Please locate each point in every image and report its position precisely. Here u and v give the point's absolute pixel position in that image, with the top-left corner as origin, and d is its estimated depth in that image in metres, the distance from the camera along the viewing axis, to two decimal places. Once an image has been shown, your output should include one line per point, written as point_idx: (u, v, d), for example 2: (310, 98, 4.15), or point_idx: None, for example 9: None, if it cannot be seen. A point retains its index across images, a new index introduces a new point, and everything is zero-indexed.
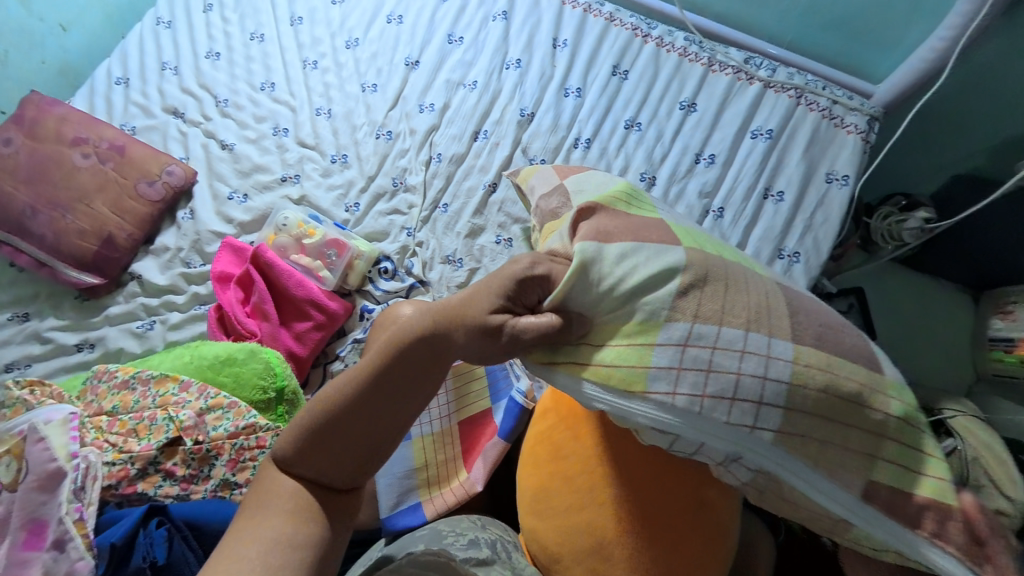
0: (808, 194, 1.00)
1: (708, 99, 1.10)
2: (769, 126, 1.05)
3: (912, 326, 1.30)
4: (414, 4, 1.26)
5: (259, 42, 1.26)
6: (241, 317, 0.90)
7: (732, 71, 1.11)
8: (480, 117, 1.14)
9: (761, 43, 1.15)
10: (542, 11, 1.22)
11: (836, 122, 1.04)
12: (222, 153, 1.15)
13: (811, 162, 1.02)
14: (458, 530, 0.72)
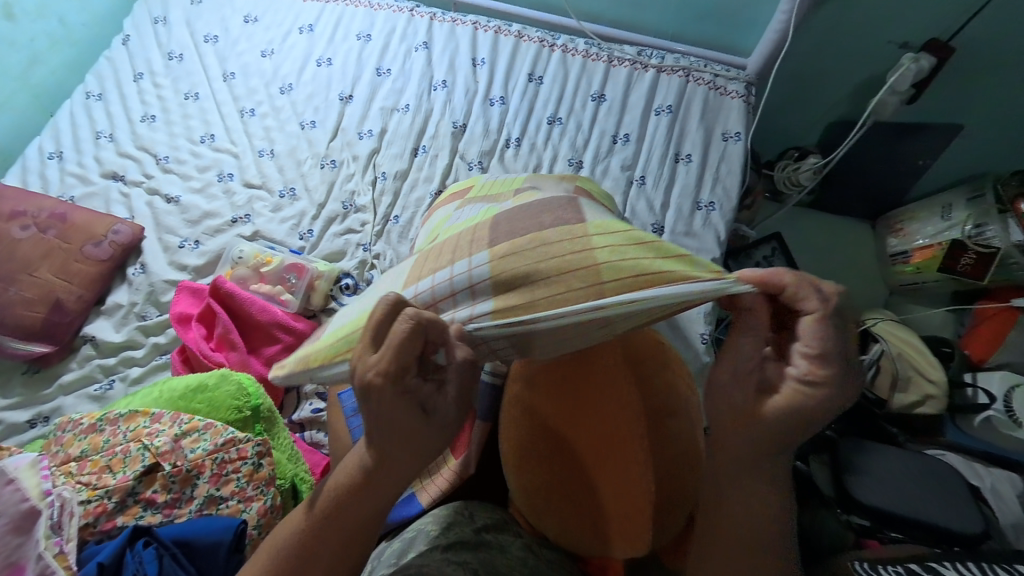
0: (711, 153, 1.16)
1: (614, 89, 1.25)
2: (669, 103, 1.21)
3: (830, 257, 1.47)
4: (341, 48, 1.37)
5: (195, 100, 1.32)
6: (207, 351, 0.91)
7: (629, 63, 1.27)
8: (417, 134, 1.24)
9: (649, 38, 1.34)
10: (459, 37, 1.36)
11: (721, 91, 1.22)
12: (168, 206, 1.17)
13: (708, 126, 1.18)
14: (445, 522, 0.72)
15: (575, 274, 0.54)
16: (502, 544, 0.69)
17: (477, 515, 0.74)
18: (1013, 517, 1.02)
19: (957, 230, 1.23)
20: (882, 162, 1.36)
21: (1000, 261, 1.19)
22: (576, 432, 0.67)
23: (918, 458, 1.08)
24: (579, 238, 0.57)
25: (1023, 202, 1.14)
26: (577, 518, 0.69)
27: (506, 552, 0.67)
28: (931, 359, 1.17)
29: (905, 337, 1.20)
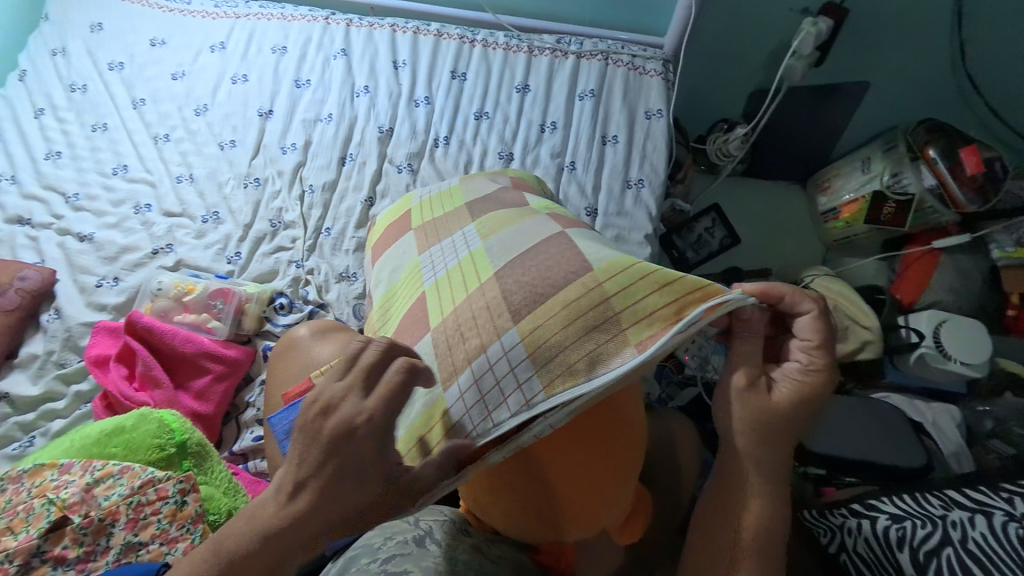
0: (637, 132, 1.17)
1: (537, 79, 1.25)
2: (591, 87, 1.22)
3: (768, 221, 1.52)
4: (256, 63, 1.32)
5: (103, 132, 1.25)
6: (129, 392, 0.86)
7: (550, 52, 1.27)
8: (343, 143, 1.21)
9: (568, 25, 1.34)
10: (378, 41, 1.33)
11: (640, 71, 1.23)
12: (82, 245, 1.10)
13: (631, 106, 1.20)
14: (390, 533, 0.72)
15: (604, 329, 0.55)
16: (449, 550, 0.69)
17: (422, 521, 0.74)
18: (953, 446, 1.07)
19: (878, 182, 1.29)
20: (804, 125, 1.41)
21: (917, 207, 1.26)
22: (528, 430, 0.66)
23: (865, 403, 1.12)
24: (589, 286, 0.57)
25: (931, 147, 1.21)
26: (526, 514, 0.69)
27: (452, 558, 0.67)
28: (864, 307, 1.21)
29: (840, 291, 1.24)
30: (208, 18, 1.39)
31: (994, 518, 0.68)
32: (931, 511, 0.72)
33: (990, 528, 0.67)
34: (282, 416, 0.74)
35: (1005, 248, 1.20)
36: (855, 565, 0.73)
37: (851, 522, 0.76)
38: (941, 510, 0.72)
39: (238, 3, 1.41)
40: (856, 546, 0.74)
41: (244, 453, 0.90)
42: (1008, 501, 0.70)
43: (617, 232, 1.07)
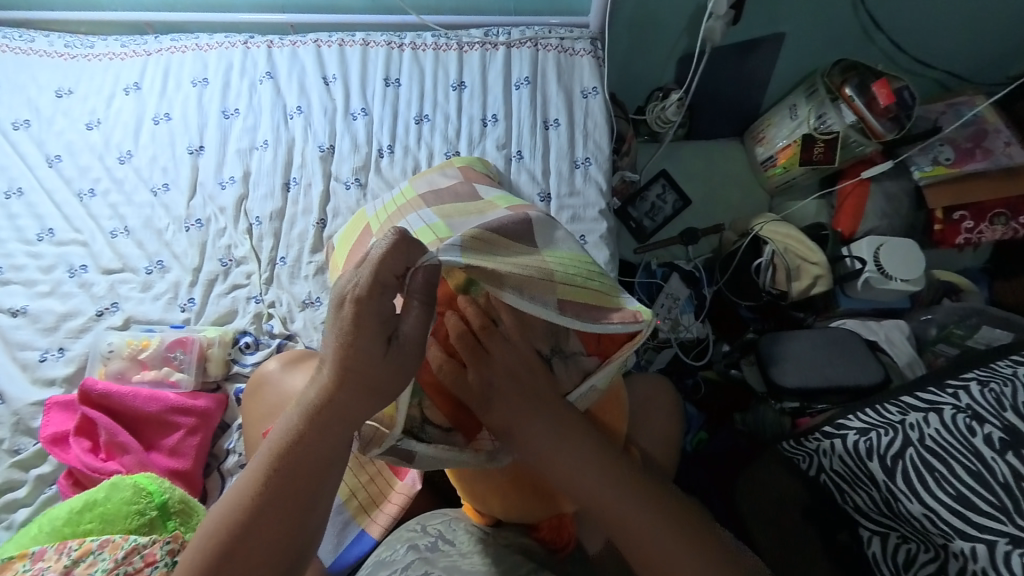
0: (576, 112, 1.19)
1: (471, 74, 1.24)
2: (525, 75, 1.23)
3: (714, 178, 1.58)
4: (176, 99, 1.26)
5: (18, 197, 1.16)
6: (95, 464, 0.81)
7: (479, 46, 1.26)
8: (284, 167, 1.17)
9: (494, 17, 1.34)
10: (302, 59, 1.28)
11: (570, 52, 1.25)
12: (15, 321, 1.03)
13: (567, 87, 1.21)
14: (397, 543, 0.73)
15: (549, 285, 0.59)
16: (460, 547, 0.71)
17: (429, 526, 0.76)
18: (907, 357, 1.19)
19: (805, 125, 1.36)
20: (732, 81, 1.47)
21: (844, 143, 1.34)
22: None
23: (823, 332, 1.20)
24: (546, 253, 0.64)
25: (846, 87, 1.30)
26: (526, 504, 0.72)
27: (465, 554, 0.69)
28: (810, 244, 1.28)
29: (788, 233, 1.31)
30: (116, 59, 1.31)
31: (944, 413, 0.74)
32: (891, 418, 0.78)
33: (942, 423, 0.73)
34: None
35: (924, 168, 1.30)
36: (834, 481, 0.81)
37: (823, 445, 0.83)
38: (900, 416, 0.78)
39: (144, 38, 1.33)
40: (832, 464, 0.81)
41: None
42: (953, 395, 0.76)
43: (572, 212, 1.09)
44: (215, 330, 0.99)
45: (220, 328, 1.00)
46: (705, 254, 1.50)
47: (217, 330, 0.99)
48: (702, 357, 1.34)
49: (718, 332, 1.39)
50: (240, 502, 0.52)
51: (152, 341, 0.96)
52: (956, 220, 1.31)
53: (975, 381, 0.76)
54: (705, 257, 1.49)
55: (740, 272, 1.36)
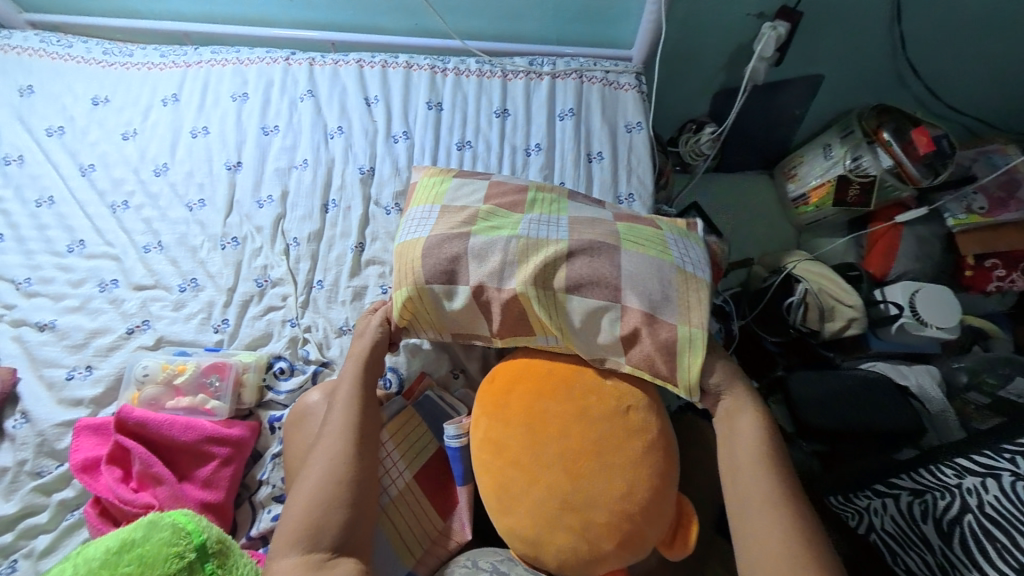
0: (619, 146, 1.20)
1: (515, 102, 1.25)
2: (570, 106, 1.24)
3: (743, 212, 1.59)
4: (214, 114, 1.24)
5: (48, 206, 1.13)
6: (128, 495, 0.79)
7: (523, 75, 1.27)
8: (323, 189, 1.16)
9: (536, 46, 1.34)
10: (344, 78, 1.28)
11: (614, 86, 1.26)
12: (42, 335, 1.00)
13: (610, 121, 1.22)
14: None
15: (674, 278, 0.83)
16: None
17: (481, 561, 0.76)
18: (938, 405, 1.15)
19: (840, 166, 1.37)
20: (766, 118, 1.48)
21: (878, 186, 1.35)
22: (544, 453, 0.72)
23: (854, 373, 1.19)
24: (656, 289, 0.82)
25: (883, 132, 1.31)
26: (579, 548, 0.69)
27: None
28: (843, 285, 1.28)
29: (822, 273, 1.30)
30: (154, 69, 1.30)
31: (1003, 479, 0.72)
32: (948, 481, 0.77)
33: (1001, 489, 0.71)
34: None
35: (958, 216, 1.31)
36: (883, 543, 0.79)
37: (875, 505, 0.84)
38: (956, 480, 0.77)
39: (184, 50, 1.32)
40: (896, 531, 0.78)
41: (263, 535, 0.85)
42: (1011, 460, 0.74)
43: None
44: (251, 356, 0.96)
45: (257, 353, 0.98)
46: (734, 287, 1.52)
47: (252, 355, 0.97)
48: None
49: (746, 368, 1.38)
50: (321, 484, 0.69)
51: (187, 365, 0.94)
52: (988, 267, 1.31)
53: None
54: (734, 289, 1.50)
55: (770, 309, 1.34)
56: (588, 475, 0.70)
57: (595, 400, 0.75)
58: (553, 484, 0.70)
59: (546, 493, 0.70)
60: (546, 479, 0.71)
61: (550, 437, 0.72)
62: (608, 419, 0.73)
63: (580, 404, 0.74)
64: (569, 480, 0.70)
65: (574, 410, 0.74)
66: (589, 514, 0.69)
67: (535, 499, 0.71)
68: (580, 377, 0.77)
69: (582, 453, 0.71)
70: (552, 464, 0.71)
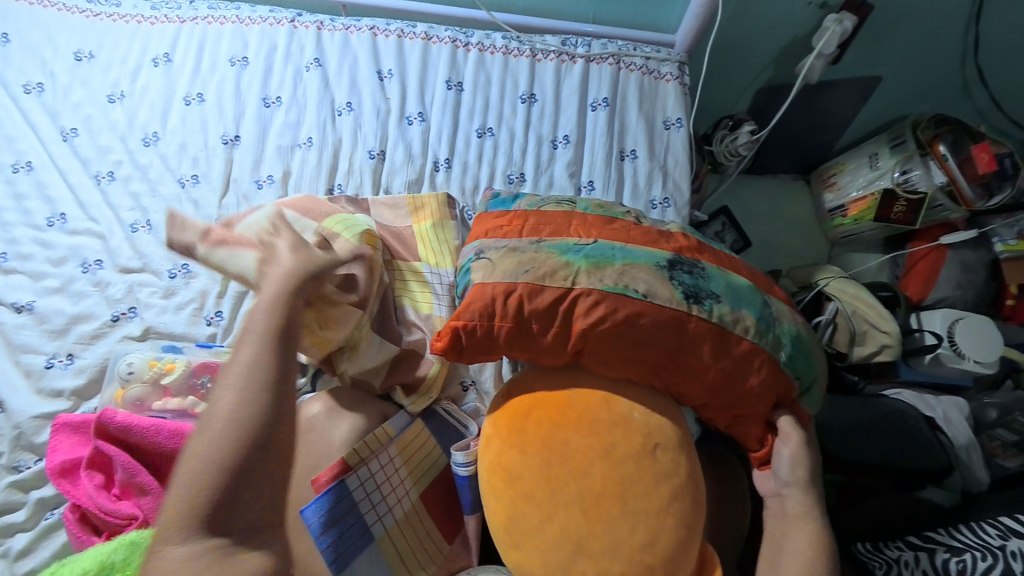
0: (655, 145, 1.09)
1: (543, 88, 1.13)
2: (603, 96, 1.12)
3: (774, 220, 1.50)
4: (211, 78, 1.12)
5: (27, 172, 1.03)
6: (109, 505, 0.73)
7: (554, 56, 1.15)
8: (328, 173, 1.06)
9: (571, 24, 1.21)
10: (356, 47, 1.15)
11: (654, 75, 1.14)
12: (19, 318, 0.92)
13: (647, 116, 1.11)
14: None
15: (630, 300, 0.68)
16: None
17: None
18: (964, 439, 1.10)
19: (887, 178, 1.27)
20: (812, 120, 1.37)
21: (928, 204, 1.25)
22: (560, 490, 0.65)
23: (878, 403, 1.10)
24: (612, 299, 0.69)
25: (939, 143, 1.20)
26: None
27: None
28: (879, 308, 1.20)
29: (855, 294, 1.23)
30: (144, 23, 1.16)
31: None
32: (989, 542, 0.71)
33: None
34: (316, 507, 0.68)
35: (1008, 242, 1.24)
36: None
37: (907, 556, 0.76)
38: (998, 541, 0.70)
39: (179, 2, 1.18)
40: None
41: None
42: None
43: None
44: None
45: None
46: None
47: None
48: None
49: None
50: None
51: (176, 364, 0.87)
52: None
53: None
54: None
55: None
56: (608, 520, 0.63)
57: (620, 434, 0.67)
58: (568, 526, 0.63)
59: (561, 534, 0.63)
60: (560, 518, 0.64)
61: (569, 472, 0.65)
62: (632, 456, 0.66)
63: (604, 437, 0.66)
64: (586, 523, 0.63)
65: (597, 443, 0.66)
66: (608, 559, 0.62)
67: (547, 538, 0.64)
68: (602, 402, 0.69)
69: (603, 493, 0.64)
70: (568, 500, 0.64)
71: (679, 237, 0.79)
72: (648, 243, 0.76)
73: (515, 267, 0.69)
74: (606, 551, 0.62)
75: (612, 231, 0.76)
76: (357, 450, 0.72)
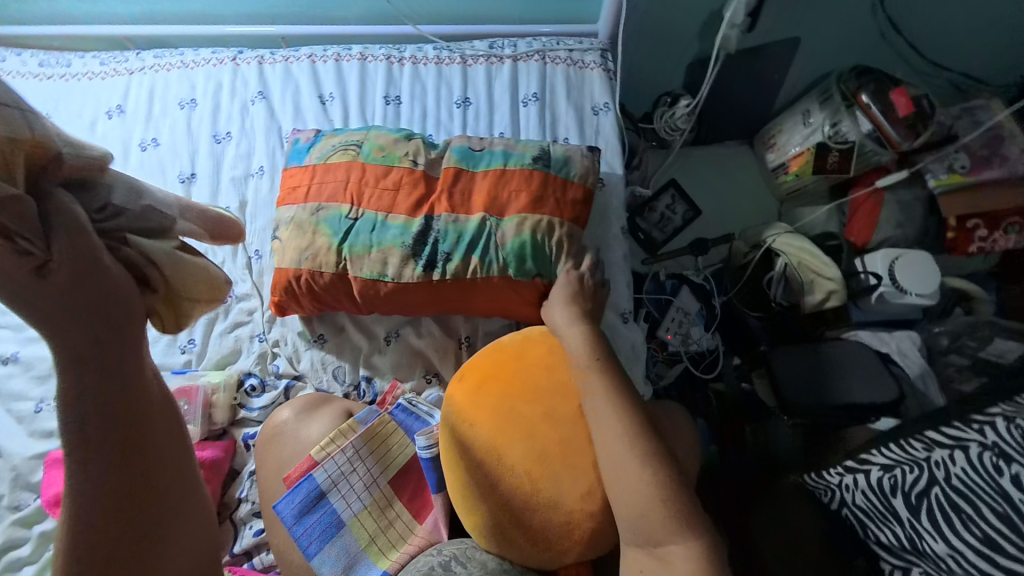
0: (587, 131, 1.15)
1: (476, 91, 1.19)
2: (533, 91, 1.18)
3: (722, 187, 1.56)
4: (163, 123, 1.19)
5: None
6: None
7: (483, 60, 1.21)
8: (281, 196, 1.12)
9: (498, 27, 1.28)
10: (297, 76, 1.22)
11: (580, 66, 1.20)
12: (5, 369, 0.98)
13: (577, 105, 1.17)
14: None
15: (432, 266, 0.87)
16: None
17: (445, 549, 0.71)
18: (919, 369, 1.15)
19: (819, 133, 1.33)
20: (743, 88, 1.43)
21: (859, 152, 1.31)
22: (510, 452, 0.70)
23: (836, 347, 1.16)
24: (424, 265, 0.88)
25: (863, 94, 1.24)
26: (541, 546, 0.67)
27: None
28: (823, 256, 1.26)
29: (802, 245, 1.28)
30: (95, 79, 1.23)
31: (970, 451, 0.66)
32: (917, 455, 0.73)
33: (968, 461, 0.65)
34: (289, 500, 0.75)
35: (939, 176, 1.28)
36: (859, 519, 0.77)
37: (851, 480, 0.81)
38: (925, 453, 0.72)
39: (126, 56, 1.25)
40: (877, 519, 0.74)
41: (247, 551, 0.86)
42: (978, 431, 0.68)
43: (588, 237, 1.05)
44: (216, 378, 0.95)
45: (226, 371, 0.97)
46: (716, 263, 1.47)
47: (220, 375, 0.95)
48: (712, 370, 1.30)
49: (733, 345, 1.33)
50: None
51: None
52: (970, 228, 1.25)
53: (1002, 416, 0.67)
54: (715, 266, 1.45)
55: (751, 284, 1.34)
56: (554, 476, 0.68)
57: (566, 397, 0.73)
58: (519, 484, 0.69)
59: (512, 493, 0.69)
60: (511, 478, 0.69)
61: (517, 434, 0.70)
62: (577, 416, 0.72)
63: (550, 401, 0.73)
64: (535, 479, 0.68)
65: (544, 407, 0.72)
66: (556, 512, 0.67)
67: (499, 498, 0.69)
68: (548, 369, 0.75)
69: (550, 450, 0.69)
70: (518, 461, 0.69)
71: (445, 171, 0.92)
72: (405, 190, 0.90)
73: (298, 252, 0.89)
74: (555, 503, 0.67)
75: (375, 184, 0.91)
76: (323, 446, 0.78)
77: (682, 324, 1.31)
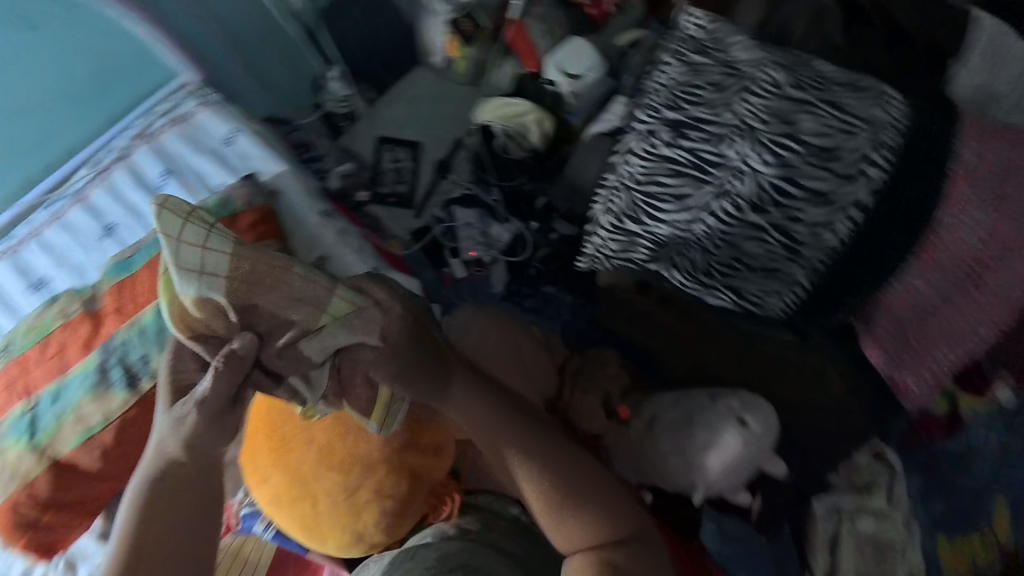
0: (234, 164, 1.06)
1: (110, 211, 1.06)
2: (161, 169, 1.07)
3: (428, 106, 1.47)
4: None
5: None
6: None
7: (97, 181, 1.08)
8: None
9: (98, 144, 1.17)
10: None
11: (186, 116, 1.12)
12: None
13: (209, 150, 1.08)
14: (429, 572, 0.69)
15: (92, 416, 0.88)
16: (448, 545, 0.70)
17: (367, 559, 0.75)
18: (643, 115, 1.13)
19: (441, 16, 1.39)
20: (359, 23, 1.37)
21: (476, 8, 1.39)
22: (310, 470, 0.74)
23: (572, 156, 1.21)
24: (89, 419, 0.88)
25: None
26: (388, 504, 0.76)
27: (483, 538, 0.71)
28: (518, 100, 1.31)
29: (500, 103, 1.32)
30: None
31: (632, 150, 0.79)
32: (611, 182, 0.82)
33: (638, 155, 0.78)
34: None
35: None
36: (619, 261, 0.85)
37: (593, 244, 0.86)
38: (613, 178, 0.82)
39: None
40: (634, 249, 0.82)
41: None
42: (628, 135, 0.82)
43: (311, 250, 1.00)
44: None
45: None
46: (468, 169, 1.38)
47: None
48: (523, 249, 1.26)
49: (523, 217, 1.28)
50: None
51: None
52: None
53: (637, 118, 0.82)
54: (468, 172, 1.37)
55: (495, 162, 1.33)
56: (354, 457, 0.74)
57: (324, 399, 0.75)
58: (333, 484, 0.74)
59: (334, 492, 0.74)
60: (323, 484, 0.74)
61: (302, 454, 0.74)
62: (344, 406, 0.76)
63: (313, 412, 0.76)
64: (340, 473, 0.74)
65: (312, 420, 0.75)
66: (375, 477, 0.75)
67: (331, 501, 0.74)
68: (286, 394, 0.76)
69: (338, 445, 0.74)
70: (320, 470, 0.74)
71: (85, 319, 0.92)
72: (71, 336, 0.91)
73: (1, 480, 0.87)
74: (367, 474, 0.75)
75: (43, 356, 0.91)
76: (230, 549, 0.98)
77: (473, 236, 1.31)
